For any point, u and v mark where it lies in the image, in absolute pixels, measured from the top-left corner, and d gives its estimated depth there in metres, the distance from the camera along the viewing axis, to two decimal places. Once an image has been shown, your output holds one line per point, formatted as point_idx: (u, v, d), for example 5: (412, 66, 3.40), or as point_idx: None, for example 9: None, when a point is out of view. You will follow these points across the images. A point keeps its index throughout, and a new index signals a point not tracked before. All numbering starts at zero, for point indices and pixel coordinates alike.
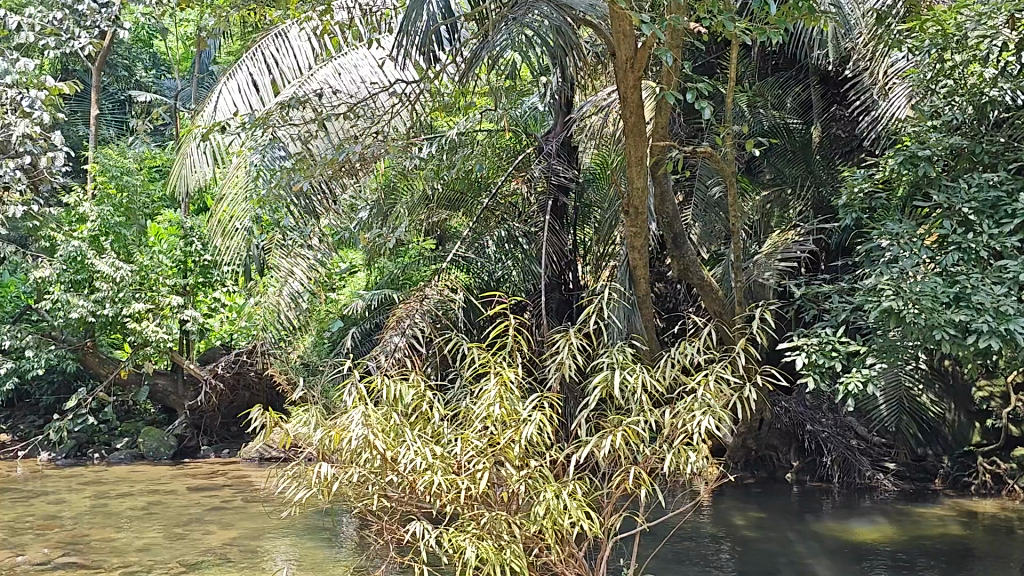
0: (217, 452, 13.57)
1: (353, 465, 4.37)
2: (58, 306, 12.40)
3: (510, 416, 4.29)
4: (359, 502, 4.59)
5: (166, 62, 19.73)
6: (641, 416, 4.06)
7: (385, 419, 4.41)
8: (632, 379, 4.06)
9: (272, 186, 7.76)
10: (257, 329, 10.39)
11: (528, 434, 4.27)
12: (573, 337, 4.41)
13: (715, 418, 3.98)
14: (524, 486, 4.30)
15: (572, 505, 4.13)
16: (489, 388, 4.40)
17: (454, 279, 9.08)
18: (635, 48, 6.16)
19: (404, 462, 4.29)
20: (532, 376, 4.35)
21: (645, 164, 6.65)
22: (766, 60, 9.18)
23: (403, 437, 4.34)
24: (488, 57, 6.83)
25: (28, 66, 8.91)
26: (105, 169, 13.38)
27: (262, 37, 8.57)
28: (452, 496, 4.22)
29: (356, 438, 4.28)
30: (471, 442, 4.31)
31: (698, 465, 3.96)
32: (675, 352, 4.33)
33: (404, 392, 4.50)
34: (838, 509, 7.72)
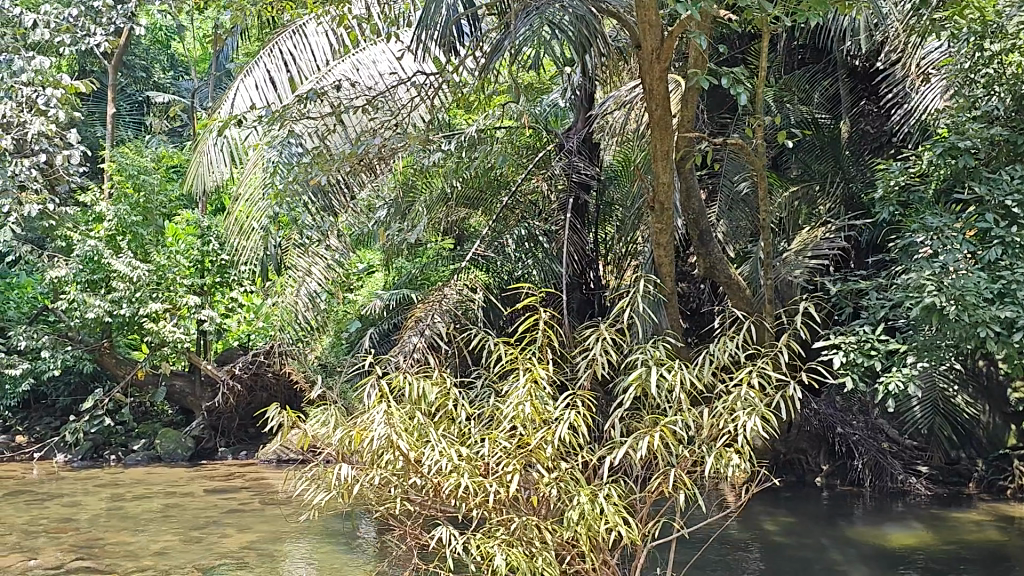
0: (235, 454, 13.49)
1: (374, 467, 4.21)
2: (74, 306, 12.33)
3: (540, 415, 4.13)
4: (381, 506, 4.44)
5: (183, 62, 19.69)
6: (679, 416, 3.88)
7: (408, 419, 4.25)
8: (671, 377, 3.91)
9: (289, 181, 7.64)
10: (274, 329, 10.27)
11: (559, 434, 4.11)
12: (606, 332, 4.24)
13: (760, 419, 3.82)
14: (555, 490, 4.13)
15: (608, 510, 3.97)
16: (519, 385, 4.21)
17: (474, 277, 8.93)
18: (661, 39, 6.01)
19: (431, 464, 4.14)
20: (562, 375, 4.19)
21: (671, 157, 6.49)
22: (792, 55, 9.11)
23: (427, 437, 4.19)
24: (510, 49, 6.73)
25: (43, 64, 8.84)
26: (122, 168, 13.21)
27: (279, 34, 8.44)
28: (480, 500, 4.07)
29: (379, 437, 4.15)
30: (499, 443, 4.15)
31: (742, 468, 3.80)
32: (713, 348, 4.17)
33: (427, 390, 4.36)
34: (869, 513, 7.52)
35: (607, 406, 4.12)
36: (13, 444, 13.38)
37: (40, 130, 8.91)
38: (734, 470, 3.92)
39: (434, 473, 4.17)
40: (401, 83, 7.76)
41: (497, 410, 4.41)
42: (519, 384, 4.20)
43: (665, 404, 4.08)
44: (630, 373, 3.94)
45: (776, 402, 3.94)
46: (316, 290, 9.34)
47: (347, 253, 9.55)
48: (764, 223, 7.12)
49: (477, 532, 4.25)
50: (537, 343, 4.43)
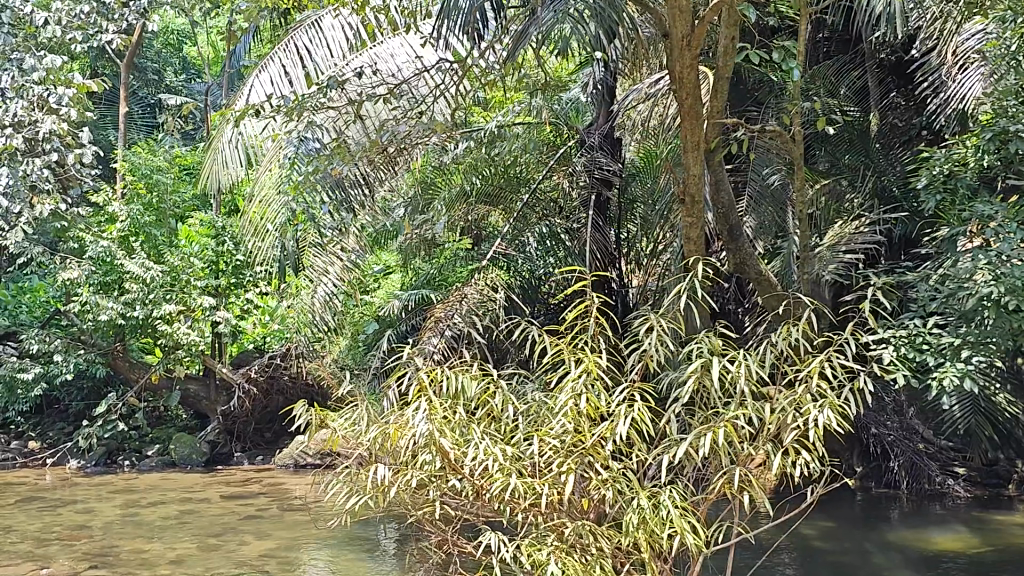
0: (251, 459, 13.32)
1: (410, 468, 4.04)
2: (87, 309, 12.17)
3: (591, 409, 3.94)
4: (419, 511, 4.26)
5: (197, 65, 19.68)
6: (743, 411, 3.70)
7: (449, 415, 4.09)
8: (735, 368, 3.74)
9: (309, 173, 7.47)
10: (291, 332, 10.09)
11: (613, 432, 3.92)
12: (662, 320, 4.08)
13: (833, 413, 3.63)
14: (610, 492, 3.90)
15: (675, 515, 3.75)
16: (574, 375, 4.04)
17: (496, 276, 8.70)
18: (692, 27, 5.80)
19: (476, 463, 3.97)
20: (611, 365, 3.99)
21: (702, 147, 6.26)
22: (816, 47, 8.82)
23: (470, 435, 4.02)
24: (536, 36, 6.65)
25: (54, 61, 8.70)
26: (135, 168, 13.06)
27: (295, 28, 8.27)
28: (531, 503, 3.87)
29: (419, 435, 3.97)
30: (549, 441, 3.96)
31: (814, 466, 3.60)
32: (776, 338, 4.00)
33: (467, 385, 4.21)
34: (908, 516, 7.27)
35: (654, 398, 3.94)
36: (26, 450, 13.23)
37: (52, 128, 8.78)
38: (803, 468, 3.72)
39: (480, 473, 4.00)
40: (422, 73, 7.63)
41: (546, 408, 4.24)
42: (566, 372, 4.03)
43: (725, 398, 3.91)
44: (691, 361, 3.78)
45: (846, 395, 3.75)
46: (333, 290, 9.16)
47: (364, 253, 9.37)
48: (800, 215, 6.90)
49: (526, 539, 4.05)
50: (588, 333, 4.24)
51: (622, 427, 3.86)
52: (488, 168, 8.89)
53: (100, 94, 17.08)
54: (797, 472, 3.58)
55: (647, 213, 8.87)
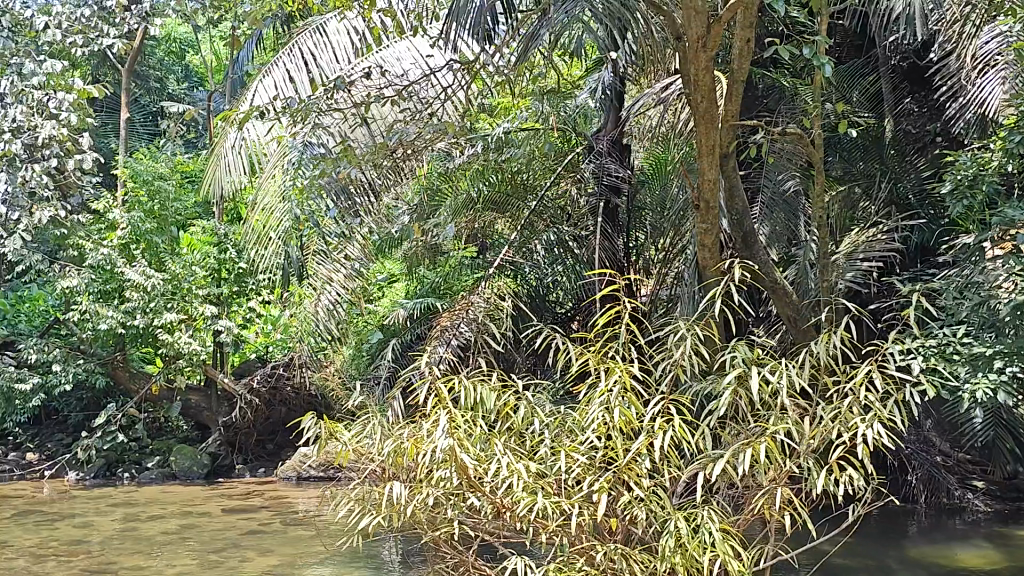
0: (253, 471, 13.13)
1: (427, 485, 4.11)
2: (87, 318, 12.00)
3: (622, 420, 4.02)
4: (436, 532, 4.33)
5: (199, 73, 19.60)
6: (784, 425, 3.76)
7: (469, 432, 4.17)
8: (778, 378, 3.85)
9: (317, 176, 7.35)
10: (293, 341, 9.93)
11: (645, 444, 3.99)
12: (698, 330, 4.18)
13: (882, 427, 3.69)
14: (642, 511, 3.96)
15: (719, 540, 3.77)
16: (609, 386, 4.13)
17: (503, 284, 8.55)
18: (708, 25, 5.61)
19: (498, 478, 4.05)
20: (639, 375, 4.05)
21: (717, 151, 6.08)
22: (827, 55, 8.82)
23: (493, 451, 4.10)
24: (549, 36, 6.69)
25: (55, 66, 8.57)
26: (135, 174, 12.92)
27: (299, 33, 8.16)
28: (561, 522, 3.93)
29: (441, 449, 4.03)
30: (576, 458, 4.04)
31: (858, 483, 3.66)
32: (816, 347, 4.08)
33: (487, 397, 4.32)
34: (927, 531, 7.11)
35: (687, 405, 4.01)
36: (24, 462, 13.05)
37: (51, 134, 8.64)
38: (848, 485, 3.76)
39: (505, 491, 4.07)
40: (431, 75, 7.51)
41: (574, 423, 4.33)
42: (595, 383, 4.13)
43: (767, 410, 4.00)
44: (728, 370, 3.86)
45: (892, 407, 3.81)
46: (336, 299, 9.01)
47: (367, 261, 9.22)
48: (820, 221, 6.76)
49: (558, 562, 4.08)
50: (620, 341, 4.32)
51: (654, 440, 3.90)
52: (495, 173, 8.68)
53: (101, 102, 16.94)
54: (841, 489, 3.64)
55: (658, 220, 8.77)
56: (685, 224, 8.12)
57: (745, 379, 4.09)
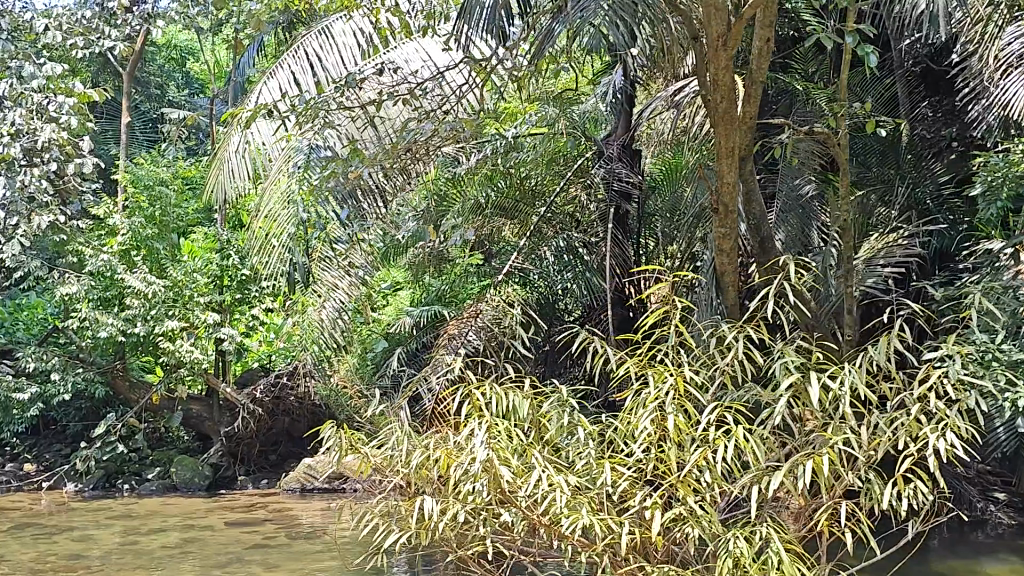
0: (255, 482, 12.92)
1: (457, 502, 4.50)
2: (87, 325, 11.82)
3: (673, 429, 4.22)
4: (469, 542, 4.72)
5: (200, 80, 19.55)
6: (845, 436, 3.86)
7: (506, 446, 4.52)
8: (836, 386, 3.95)
9: (328, 175, 7.19)
10: (297, 350, 9.77)
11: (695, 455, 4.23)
12: (750, 332, 4.32)
13: (953, 438, 3.76)
14: (695, 527, 4.16)
15: (786, 559, 3.85)
16: (653, 391, 4.40)
17: (512, 291, 8.34)
18: (728, 23, 5.49)
19: (539, 489, 4.40)
20: (686, 383, 4.23)
21: (737, 153, 5.90)
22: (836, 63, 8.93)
23: (532, 464, 4.46)
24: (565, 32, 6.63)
25: (55, 69, 8.45)
26: (136, 179, 12.79)
27: (304, 35, 8.01)
28: (608, 537, 4.26)
29: (479, 460, 4.39)
30: (622, 472, 4.38)
31: (927, 494, 3.70)
32: (875, 351, 4.16)
33: (519, 405, 4.72)
34: (950, 543, 6.94)
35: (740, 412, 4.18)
36: (21, 473, 12.86)
37: (50, 137, 8.47)
38: (914, 498, 3.82)
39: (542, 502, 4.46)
40: (442, 73, 7.41)
41: (618, 434, 4.60)
42: (645, 392, 4.34)
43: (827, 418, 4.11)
44: (782, 377, 3.98)
45: (959, 415, 3.88)
46: (339, 307, 8.86)
47: (371, 268, 9.08)
48: (845, 224, 6.57)
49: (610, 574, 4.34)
50: (668, 344, 4.52)
51: (712, 450, 4.01)
52: (503, 179, 8.51)
53: (101, 108, 16.84)
54: (910, 501, 3.70)
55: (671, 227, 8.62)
56: (703, 231, 7.95)
57: (799, 388, 4.20)
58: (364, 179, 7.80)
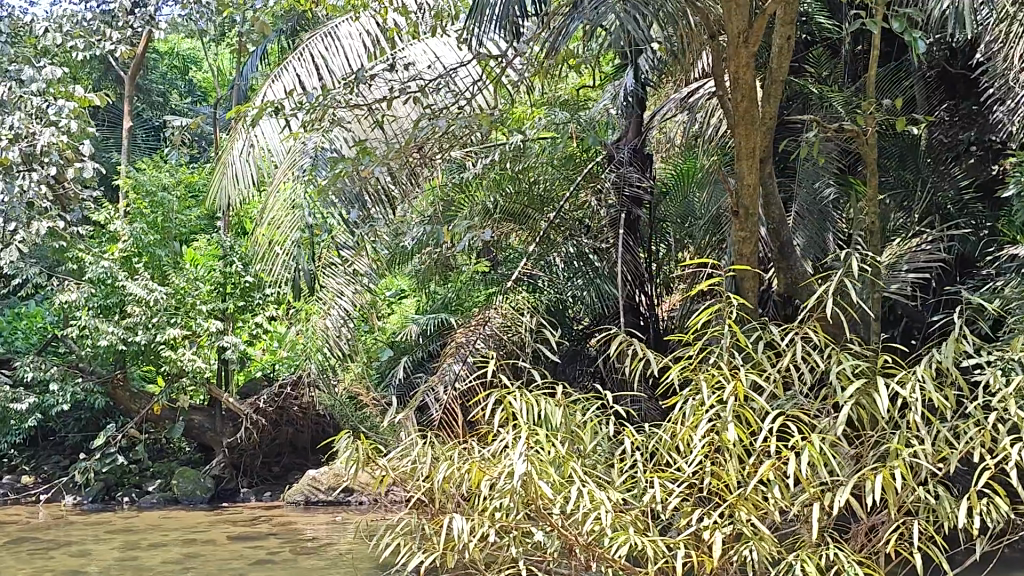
0: (258, 495, 12.71)
1: (487, 521, 4.46)
2: (86, 333, 11.64)
3: (726, 440, 4.13)
4: (500, 558, 4.68)
5: (201, 89, 19.50)
6: (917, 450, 3.84)
7: (543, 459, 4.41)
8: (908, 392, 3.96)
9: (338, 174, 7.02)
10: (300, 359, 9.59)
11: (748, 468, 4.18)
12: (809, 337, 4.25)
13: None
14: (752, 550, 4.07)
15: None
16: (703, 402, 4.30)
17: (521, 299, 8.03)
18: (749, 20, 5.32)
19: (579, 507, 4.30)
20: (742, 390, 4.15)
21: (758, 154, 5.71)
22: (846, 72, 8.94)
23: (572, 478, 4.37)
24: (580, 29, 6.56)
25: (54, 72, 8.29)
26: (137, 185, 12.69)
27: (310, 37, 7.86)
28: (659, 559, 4.17)
29: (518, 473, 4.26)
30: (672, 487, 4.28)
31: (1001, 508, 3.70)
32: (945, 355, 4.17)
33: (553, 412, 4.62)
34: (981, 559, 6.74)
35: (801, 417, 4.10)
36: (18, 485, 12.64)
37: (50, 141, 8.30)
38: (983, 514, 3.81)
39: (577, 520, 4.42)
40: (454, 70, 7.31)
41: (664, 443, 4.50)
42: (695, 398, 4.29)
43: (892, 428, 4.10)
44: (847, 384, 3.95)
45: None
46: (342, 317, 8.66)
47: (375, 276, 8.91)
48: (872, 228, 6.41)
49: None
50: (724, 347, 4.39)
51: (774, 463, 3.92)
52: (510, 184, 8.30)
53: (102, 116, 16.81)
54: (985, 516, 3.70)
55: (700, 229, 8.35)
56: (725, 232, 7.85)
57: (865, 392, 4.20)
58: (371, 182, 7.64)
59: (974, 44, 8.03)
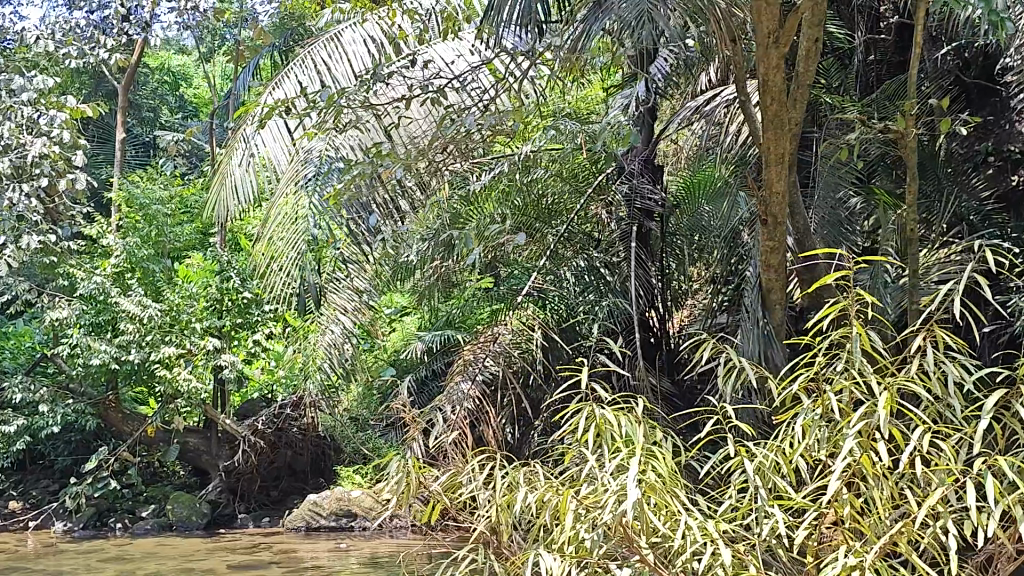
0: (257, 521, 12.35)
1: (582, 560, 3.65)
2: (77, 352, 11.32)
3: (868, 463, 3.37)
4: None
5: (192, 105, 19.43)
6: None
7: (648, 486, 3.69)
8: None
9: (349, 180, 6.75)
10: (300, 380, 9.30)
11: (886, 494, 3.43)
12: (944, 341, 3.60)
13: None
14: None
15: None
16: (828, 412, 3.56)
17: (531, 314, 7.76)
18: (781, 19, 5.06)
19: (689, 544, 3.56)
20: (886, 399, 3.40)
21: (788, 159, 5.44)
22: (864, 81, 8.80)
23: (674, 510, 3.68)
24: (600, 30, 6.35)
25: (47, 81, 8.05)
26: (131, 198, 12.51)
27: (312, 44, 7.66)
28: None
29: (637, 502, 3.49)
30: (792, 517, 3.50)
31: None
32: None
33: (636, 431, 3.95)
34: None
35: (944, 437, 3.46)
36: (6, 512, 12.24)
37: (42, 152, 8.04)
38: None
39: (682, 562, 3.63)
40: (464, 75, 7.09)
41: (766, 462, 3.74)
42: (815, 411, 3.59)
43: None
44: (995, 393, 3.33)
45: None
46: (343, 334, 8.43)
47: (376, 293, 8.63)
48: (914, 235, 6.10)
49: None
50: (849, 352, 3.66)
51: (934, 495, 3.19)
52: (519, 196, 8.21)
53: (94, 129, 16.78)
54: None
55: (714, 243, 8.19)
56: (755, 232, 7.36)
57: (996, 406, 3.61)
58: (381, 190, 7.38)
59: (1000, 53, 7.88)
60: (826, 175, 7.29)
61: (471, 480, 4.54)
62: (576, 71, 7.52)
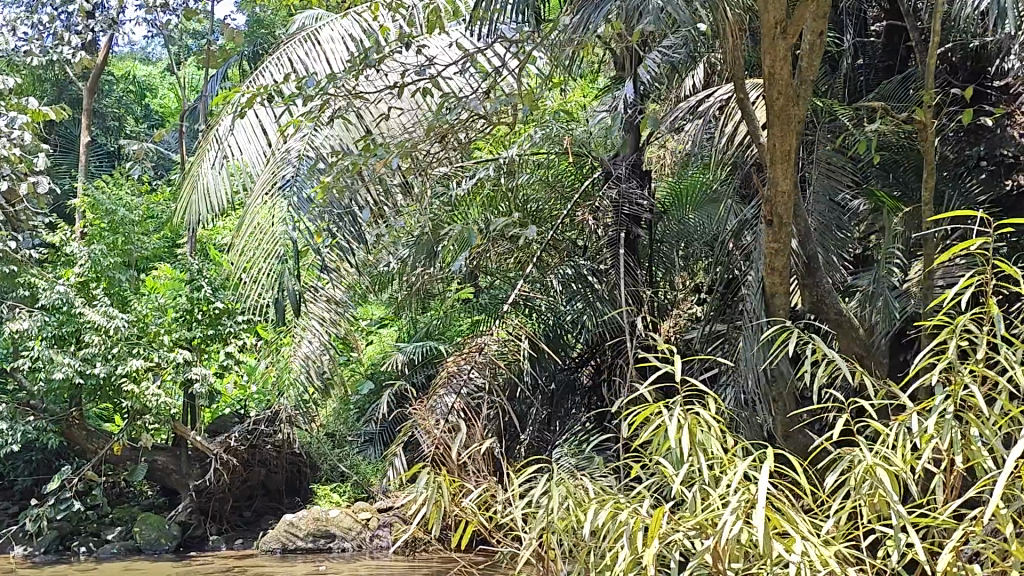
0: (229, 542, 11.91)
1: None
2: (39, 366, 10.84)
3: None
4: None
5: (159, 116, 19.13)
6: None
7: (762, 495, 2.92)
8: None
9: (329, 179, 6.40)
10: (275, 395, 8.92)
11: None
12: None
13: None
14: None
15: None
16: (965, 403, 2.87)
17: (516, 323, 7.45)
18: (789, 9, 4.83)
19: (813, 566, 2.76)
20: None
21: (794, 156, 5.18)
22: (857, 85, 8.60)
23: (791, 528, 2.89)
24: (595, 26, 6.10)
25: (9, 82, 7.71)
26: (97, 204, 12.18)
27: (288, 42, 7.37)
28: None
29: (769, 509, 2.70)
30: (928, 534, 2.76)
31: None
32: None
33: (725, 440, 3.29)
34: None
35: None
36: None
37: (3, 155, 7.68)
38: None
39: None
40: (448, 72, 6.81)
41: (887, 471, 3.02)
42: (950, 411, 2.99)
43: None
44: None
45: None
46: (320, 346, 8.08)
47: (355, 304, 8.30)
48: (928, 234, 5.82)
49: None
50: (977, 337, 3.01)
51: None
52: (505, 203, 7.75)
53: (57, 139, 16.43)
54: None
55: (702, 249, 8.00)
56: (747, 237, 7.18)
57: None
58: (364, 189, 7.06)
59: (999, 54, 7.68)
60: (826, 176, 7.02)
61: (476, 497, 4.20)
62: (562, 70, 7.27)
